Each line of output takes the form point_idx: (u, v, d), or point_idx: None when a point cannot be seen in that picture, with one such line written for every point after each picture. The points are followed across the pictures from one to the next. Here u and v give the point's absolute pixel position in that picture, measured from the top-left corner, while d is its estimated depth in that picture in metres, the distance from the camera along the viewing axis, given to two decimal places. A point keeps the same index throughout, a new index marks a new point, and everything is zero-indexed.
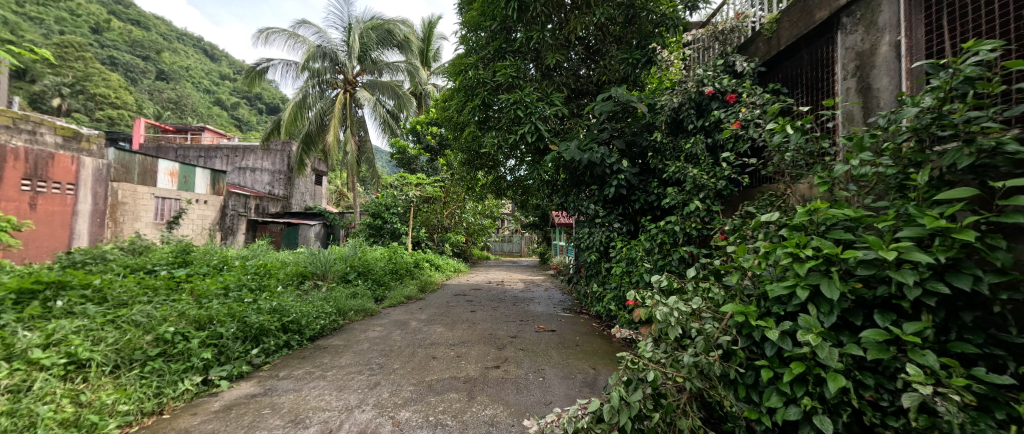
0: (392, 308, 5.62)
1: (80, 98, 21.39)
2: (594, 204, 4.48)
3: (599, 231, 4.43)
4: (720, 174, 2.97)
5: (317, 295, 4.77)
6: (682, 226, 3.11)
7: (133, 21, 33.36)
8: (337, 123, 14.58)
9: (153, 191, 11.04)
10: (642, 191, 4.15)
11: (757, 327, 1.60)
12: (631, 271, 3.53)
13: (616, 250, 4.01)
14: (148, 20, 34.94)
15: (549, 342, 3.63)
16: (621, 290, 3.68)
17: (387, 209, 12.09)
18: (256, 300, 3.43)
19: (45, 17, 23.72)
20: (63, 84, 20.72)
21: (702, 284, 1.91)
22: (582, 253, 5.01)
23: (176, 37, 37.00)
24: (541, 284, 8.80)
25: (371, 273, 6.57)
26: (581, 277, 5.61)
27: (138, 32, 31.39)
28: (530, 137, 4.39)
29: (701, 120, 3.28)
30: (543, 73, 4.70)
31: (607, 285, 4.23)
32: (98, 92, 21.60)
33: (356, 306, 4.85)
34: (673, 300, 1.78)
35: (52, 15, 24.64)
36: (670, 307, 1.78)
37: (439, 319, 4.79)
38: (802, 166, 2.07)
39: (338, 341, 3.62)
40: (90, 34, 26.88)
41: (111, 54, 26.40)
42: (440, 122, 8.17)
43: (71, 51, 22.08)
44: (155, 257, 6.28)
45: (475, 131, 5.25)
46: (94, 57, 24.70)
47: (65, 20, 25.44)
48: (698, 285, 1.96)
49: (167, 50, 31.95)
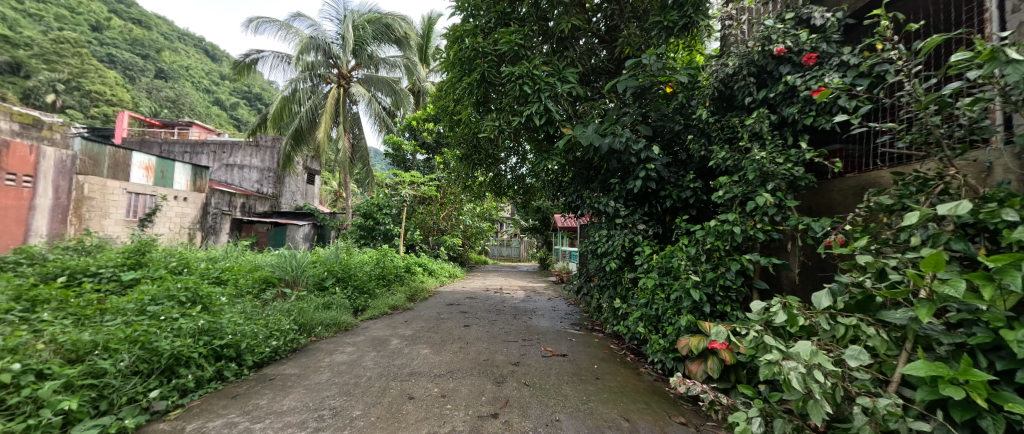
0: (373, 320, 4.84)
1: (75, 95, 20.66)
2: (613, 201, 3.73)
3: (619, 233, 3.67)
4: (796, 158, 2.24)
5: (279, 307, 3.96)
6: (744, 227, 2.33)
7: (135, 20, 32.69)
8: (328, 119, 13.81)
9: (125, 186, 10.19)
10: (675, 184, 3.41)
11: (990, 414, 0.91)
12: (669, 284, 2.76)
13: (643, 256, 3.24)
14: (151, 20, 34.21)
15: (561, 374, 2.85)
16: (653, 308, 2.90)
17: (380, 209, 11.32)
18: (183, 315, 2.64)
19: (43, 13, 23.21)
20: (58, 81, 20.14)
21: (847, 321, 1.24)
22: (596, 260, 4.25)
23: (179, 37, 36.19)
24: (543, 293, 8.03)
25: (352, 280, 5.72)
26: (593, 288, 4.86)
27: (139, 30, 30.85)
28: (538, 119, 3.67)
29: (763, 91, 2.56)
30: (553, 47, 3.98)
31: (630, 300, 3.46)
32: (94, 88, 20.92)
33: (328, 320, 4.07)
34: (813, 354, 1.19)
35: (51, 13, 24.19)
36: (806, 364, 1.21)
37: (426, 337, 4.00)
38: (982, 131, 1.33)
39: (292, 370, 2.82)
40: (90, 32, 26.37)
41: (111, 52, 25.87)
42: (436, 113, 7.41)
43: (68, 47, 21.51)
44: (104, 258, 5.45)
45: (474, 116, 4.51)
46: (90, 53, 24.04)
47: (64, 18, 25.06)
48: (835, 324, 1.30)
49: (168, 49, 31.42)
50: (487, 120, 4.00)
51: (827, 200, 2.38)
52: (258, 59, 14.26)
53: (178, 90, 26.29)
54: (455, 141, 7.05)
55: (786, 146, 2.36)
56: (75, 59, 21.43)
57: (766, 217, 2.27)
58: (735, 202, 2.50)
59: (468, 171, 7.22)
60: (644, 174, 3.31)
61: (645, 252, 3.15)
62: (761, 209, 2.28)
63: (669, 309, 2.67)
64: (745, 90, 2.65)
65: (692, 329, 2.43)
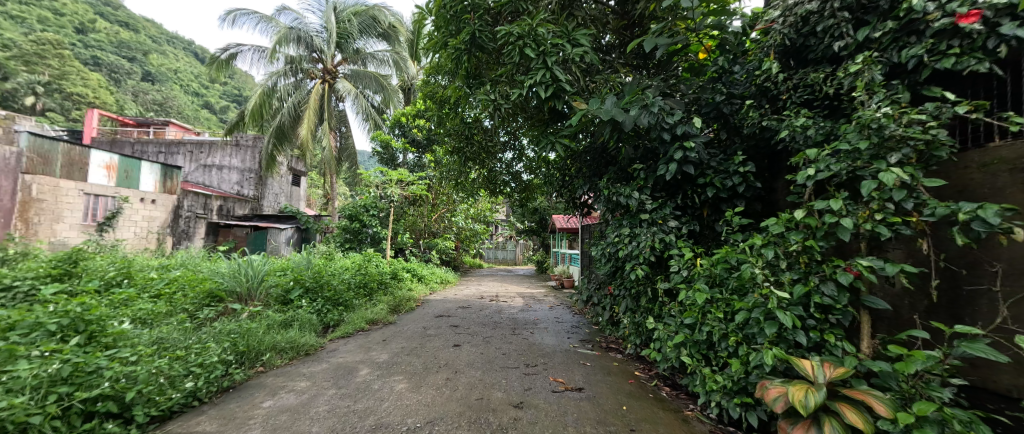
0: (345, 339, 4.05)
1: (56, 98, 19.61)
2: (637, 192, 3.06)
3: (645, 233, 2.92)
4: (939, 114, 1.52)
5: (220, 329, 3.16)
6: (855, 220, 1.60)
7: (122, 23, 31.38)
8: (312, 115, 12.95)
9: (82, 187, 9.26)
10: (718, 168, 2.70)
11: None
12: (731, 298, 2.03)
13: (680, 262, 2.51)
14: (138, 22, 32.95)
15: (583, 424, 2.09)
16: (703, 331, 2.16)
17: (367, 210, 10.36)
18: (35, 357, 1.82)
19: (26, 16, 22.25)
20: (37, 83, 19.13)
21: None
22: (614, 264, 3.53)
23: (168, 39, 34.89)
24: (544, 300, 7.31)
25: (324, 290, 4.91)
26: (609, 297, 4.11)
27: (126, 32, 29.77)
28: (542, 91, 2.93)
29: (862, 31, 1.85)
30: (561, 5, 3.28)
31: (663, 316, 2.72)
32: (76, 91, 19.67)
33: (282, 344, 3.27)
34: None
35: (34, 15, 23.07)
36: None
37: (405, 363, 3.23)
38: None
39: (210, 426, 2.02)
40: (74, 34, 25.30)
41: (95, 54, 24.76)
42: (426, 102, 6.69)
43: (48, 49, 20.47)
44: (23, 269, 4.56)
45: (464, 94, 3.77)
46: (72, 55, 23.01)
47: (47, 20, 23.91)
48: None
49: (156, 51, 30.41)
50: (479, 94, 3.27)
51: (961, 179, 1.72)
52: (237, 54, 13.44)
53: (163, 92, 25.31)
54: (445, 133, 6.33)
55: (907, 102, 1.64)
56: (56, 61, 20.33)
57: (892, 205, 1.52)
58: (828, 184, 1.79)
59: (461, 167, 6.51)
60: (680, 155, 2.59)
61: (684, 256, 2.42)
62: (883, 193, 1.54)
63: (732, 334, 1.93)
64: (833, 33, 1.95)
65: (780, 368, 1.67)
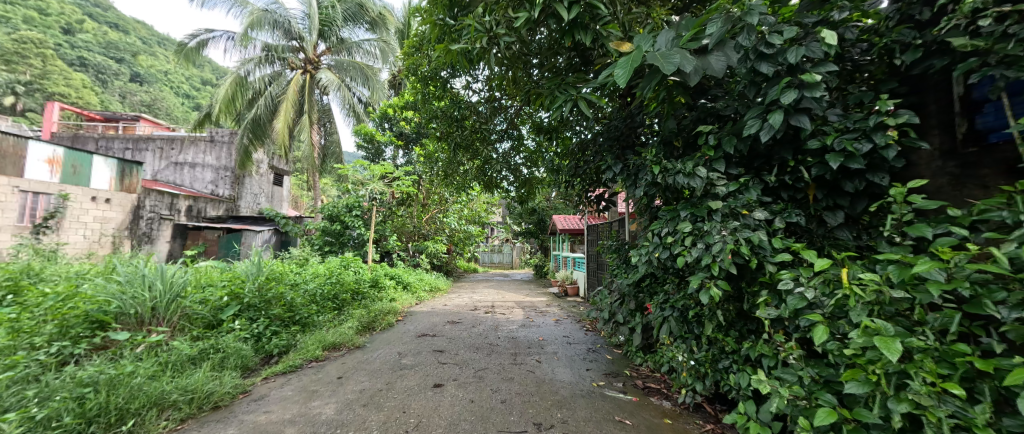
0: (283, 377, 2.96)
1: (37, 97, 18.48)
2: (703, 168, 2.05)
3: (717, 230, 1.89)
4: None
5: (68, 379, 2.08)
6: None
7: (112, 24, 29.85)
8: (290, 106, 11.81)
9: (18, 183, 8.04)
10: (846, 125, 1.70)
11: None
12: (968, 353, 1.03)
13: (799, 274, 1.50)
14: (129, 24, 31.49)
15: None
16: (885, 409, 1.16)
17: (349, 211, 9.24)
18: None
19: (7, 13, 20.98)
20: (13, 81, 17.92)
21: None
22: (659, 274, 2.52)
23: (160, 41, 33.38)
24: (547, 312, 6.29)
25: (272, 309, 3.82)
26: (641, 316, 3.10)
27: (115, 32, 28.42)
28: (564, 10, 1.98)
29: None
30: None
31: (765, 361, 1.68)
32: (54, 90, 18.18)
33: (173, 396, 2.20)
34: None
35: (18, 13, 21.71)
36: None
37: (355, 425, 2.15)
38: None
39: None
40: (62, 33, 23.79)
41: (82, 54, 23.24)
42: (409, 80, 5.62)
43: (30, 47, 18.69)
44: None
45: (446, 31, 2.75)
46: (55, 54, 21.63)
47: (34, 19, 22.13)
48: None
49: (147, 51, 29.14)
50: (467, 21, 2.31)
51: None
52: (208, 41, 12.32)
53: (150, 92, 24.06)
54: (433, 115, 5.32)
55: None
56: (39, 60, 18.72)
57: None
58: None
59: (451, 157, 5.49)
60: (792, 97, 1.57)
61: (817, 266, 1.40)
62: None
63: None
64: None
65: None
